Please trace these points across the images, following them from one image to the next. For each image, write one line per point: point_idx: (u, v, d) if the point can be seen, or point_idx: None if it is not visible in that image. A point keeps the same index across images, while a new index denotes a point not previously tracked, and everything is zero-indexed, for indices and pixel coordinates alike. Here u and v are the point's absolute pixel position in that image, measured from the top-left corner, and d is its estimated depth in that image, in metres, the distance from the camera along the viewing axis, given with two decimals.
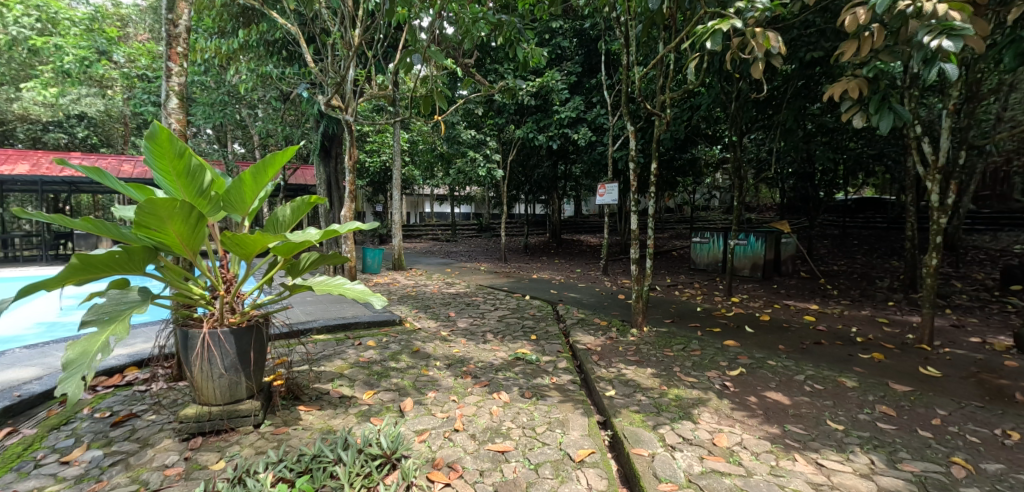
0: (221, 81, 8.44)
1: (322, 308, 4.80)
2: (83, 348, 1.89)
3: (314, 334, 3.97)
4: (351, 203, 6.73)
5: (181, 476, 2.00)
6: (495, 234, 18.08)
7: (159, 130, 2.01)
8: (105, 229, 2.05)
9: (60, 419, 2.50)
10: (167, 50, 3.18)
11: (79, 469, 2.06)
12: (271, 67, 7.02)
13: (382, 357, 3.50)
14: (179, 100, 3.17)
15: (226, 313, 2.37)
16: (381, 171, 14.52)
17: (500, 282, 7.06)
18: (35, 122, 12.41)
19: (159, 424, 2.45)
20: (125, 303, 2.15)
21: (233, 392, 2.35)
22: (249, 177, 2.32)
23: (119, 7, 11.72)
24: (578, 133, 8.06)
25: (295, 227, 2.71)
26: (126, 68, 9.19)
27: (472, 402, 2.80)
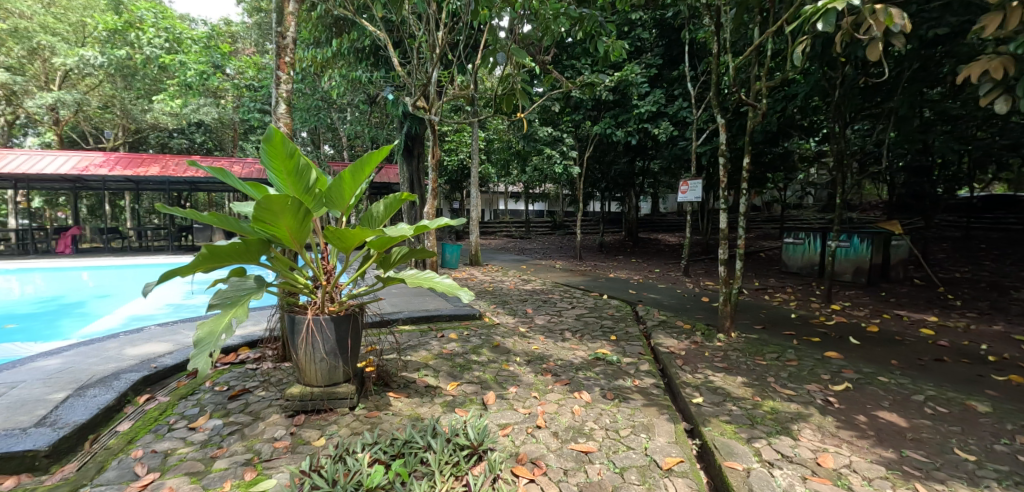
0: (315, 88, 9.10)
1: (407, 300, 5.02)
2: (210, 328, 2.11)
3: (400, 324, 4.17)
4: (434, 200, 6.95)
5: (288, 449, 2.18)
6: (568, 231, 17.94)
7: (274, 133, 2.20)
8: (227, 223, 2.27)
9: (187, 390, 2.83)
10: (276, 60, 3.47)
11: (203, 435, 2.32)
12: (360, 71, 7.42)
13: (464, 349, 3.59)
14: (286, 106, 3.45)
15: (326, 302, 2.54)
16: (458, 169, 14.93)
17: (576, 280, 6.98)
18: (165, 129, 14.19)
19: (268, 399, 2.70)
20: (243, 289, 2.37)
21: (332, 376, 2.52)
22: (349, 175, 2.47)
23: (230, 25, 13.02)
24: (658, 128, 7.73)
25: (387, 223, 2.85)
26: (236, 80, 10.41)
27: (553, 399, 2.78)
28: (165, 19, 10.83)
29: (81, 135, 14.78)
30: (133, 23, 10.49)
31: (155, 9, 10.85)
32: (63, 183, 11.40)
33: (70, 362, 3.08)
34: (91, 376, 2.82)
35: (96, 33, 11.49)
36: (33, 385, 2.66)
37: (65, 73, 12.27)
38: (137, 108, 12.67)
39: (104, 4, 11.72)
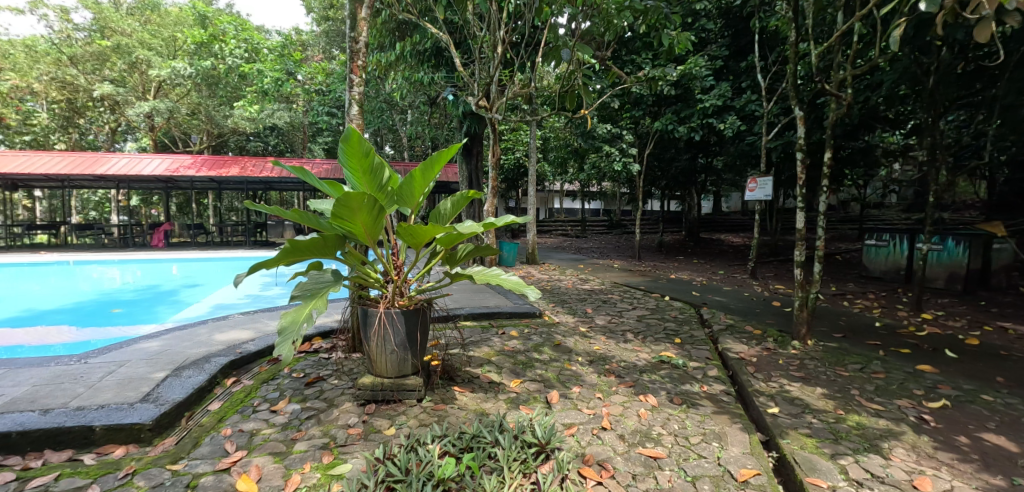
0: (379, 90, 9.44)
1: (468, 297, 5.12)
2: (293, 318, 2.24)
3: (463, 320, 4.26)
4: (493, 199, 7.03)
5: (361, 436, 2.28)
6: (625, 230, 17.57)
7: (352, 133, 2.30)
8: (308, 219, 2.41)
9: (268, 375, 3.03)
10: (350, 64, 3.62)
11: (284, 418, 2.47)
12: (422, 72, 7.60)
13: (526, 347, 3.60)
14: (358, 108, 3.61)
15: (396, 296, 2.63)
16: (514, 167, 15.00)
17: (635, 280, 6.82)
18: (243, 133, 15.29)
19: (341, 388, 2.83)
20: (321, 282, 2.50)
21: (401, 368, 2.61)
22: (419, 173, 2.55)
23: (301, 34, 13.80)
24: (724, 123, 7.37)
25: (453, 220, 2.92)
26: (307, 85, 10.98)
27: (618, 401, 2.73)
28: (244, 31, 11.64)
29: (172, 140, 16.22)
30: (217, 36, 11.36)
31: (235, 22, 11.72)
32: (158, 183, 12.56)
33: (168, 345, 3.38)
34: (186, 358, 3.08)
35: (185, 46, 12.55)
36: (139, 364, 2.93)
37: (160, 84, 13.50)
38: (219, 114, 13.72)
39: (192, 19, 12.78)
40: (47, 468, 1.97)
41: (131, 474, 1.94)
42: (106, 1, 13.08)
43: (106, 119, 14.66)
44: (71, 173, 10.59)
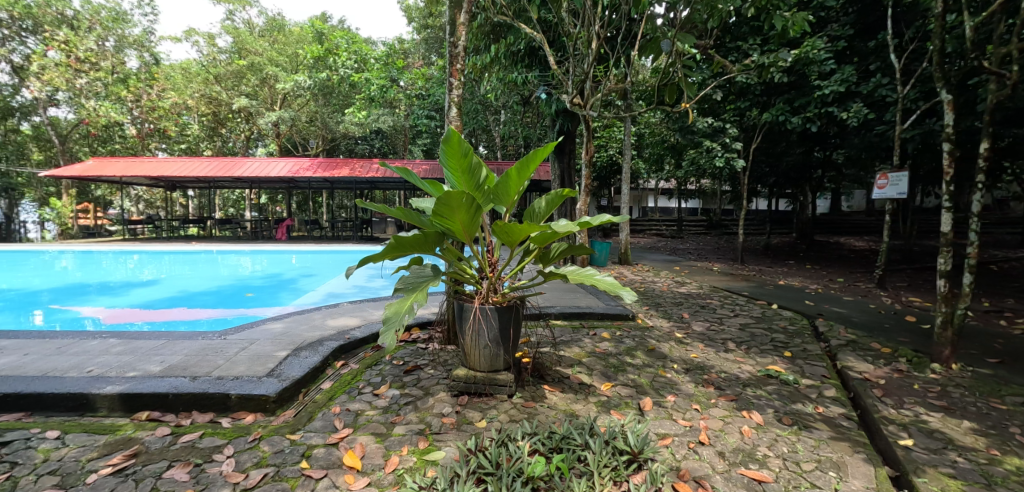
0: (474, 93, 9.73)
1: (559, 295, 5.10)
2: (396, 309, 2.39)
3: (553, 319, 4.27)
4: (585, 197, 6.94)
5: (454, 426, 2.37)
6: (726, 231, 16.40)
7: (452, 134, 2.40)
8: (410, 217, 2.54)
9: (372, 360, 3.27)
10: (449, 68, 3.75)
11: (385, 402, 2.64)
12: (516, 72, 7.65)
13: (618, 350, 3.50)
14: (457, 110, 3.73)
15: (490, 293, 2.69)
16: (607, 165, 14.66)
17: (738, 285, 6.33)
18: (353, 137, 16.65)
19: (436, 378, 2.96)
20: (422, 276, 2.63)
21: (493, 363, 2.66)
22: (515, 171, 2.58)
23: (404, 43, 14.69)
24: (847, 112, 6.56)
25: (547, 218, 2.92)
26: (409, 91, 11.64)
27: (718, 415, 2.55)
28: (354, 43, 12.62)
29: (294, 145, 18.14)
30: (332, 49, 12.47)
31: (347, 36, 12.82)
32: (282, 183, 14.12)
33: (289, 328, 3.77)
34: (304, 341, 3.41)
35: (305, 60, 13.91)
36: (265, 343, 3.30)
37: (284, 95, 15.14)
38: (333, 121, 15.07)
39: (311, 35, 14.16)
40: (195, 427, 2.30)
41: (258, 439, 2.19)
42: (244, 25, 15.00)
43: (242, 129, 16.80)
44: (215, 176, 12.27)
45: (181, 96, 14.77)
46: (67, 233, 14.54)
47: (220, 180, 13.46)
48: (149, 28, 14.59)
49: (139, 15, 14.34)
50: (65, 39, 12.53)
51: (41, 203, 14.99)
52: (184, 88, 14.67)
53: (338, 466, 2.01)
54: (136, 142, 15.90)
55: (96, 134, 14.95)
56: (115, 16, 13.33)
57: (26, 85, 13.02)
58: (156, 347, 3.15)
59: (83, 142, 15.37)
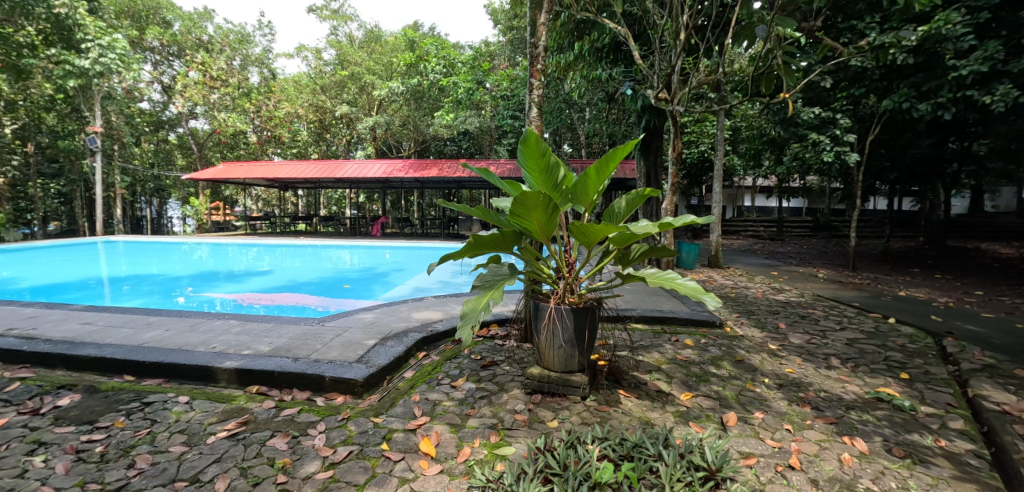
0: (558, 91, 9.68)
1: (641, 298, 4.94)
2: (474, 306, 2.45)
3: (633, 322, 4.15)
4: (671, 196, 6.64)
5: (526, 423, 2.39)
6: (836, 234, 14.76)
7: (530, 135, 2.42)
8: (489, 216, 2.59)
9: (451, 353, 3.40)
10: (530, 68, 3.78)
11: (461, 394, 2.73)
12: (600, 69, 7.45)
13: (701, 359, 3.31)
14: (537, 110, 3.76)
15: (566, 293, 2.67)
16: (698, 162, 13.88)
17: (846, 295, 5.67)
18: (441, 138, 17.39)
19: (512, 374, 3.01)
20: (499, 275, 2.67)
21: (568, 364, 2.65)
22: (593, 171, 2.54)
23: (490, 45, 15.01)
24: (993, 96, 5.58)
25: (627, 219, 2.85)
26: (494, 92, 11.88)
27: (813, 438, 2.31)
28: (442, 48, 13.12)
29: (389, 147, 19.35)
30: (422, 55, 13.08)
31: (437, 42, 12.99)
32: (377, 183, 15.16)
33: (378, 319, 4.04)
34: (390, 331, 3.63)
35: (399, 68, 14.75)
36: (356, 331, 3.57)
37: (380, 101, 16.21)
38: (424, 124, 15.83)
39: (404, 44, 14.98)
40: (294, 404, 2.55)
41: (346, 419, 2.38)
42: (347, 38, 16.26)
43: (344, 134, 18.27)
44: (321, 177, 13.48)
45: (293, 106, 16.43)
46: (203, 227, 16.86)
47: (325, 181, 14.77)
48: (267, 46, 16.44)
49: (260, 36, 16.20)
50: (202, 61, 14.60)
51: (184, 201, 17.51)
52: (296, 98, 16.35)
53: (414, 451, 2.13)
54: (257, 148, 17.98)
55: (226, 142, 17.12)
56: (240, 38, 15.31)
57: (174, 101, 15.27)
58: (266, 329, 3.54)
59: (216, 149, 17.68)
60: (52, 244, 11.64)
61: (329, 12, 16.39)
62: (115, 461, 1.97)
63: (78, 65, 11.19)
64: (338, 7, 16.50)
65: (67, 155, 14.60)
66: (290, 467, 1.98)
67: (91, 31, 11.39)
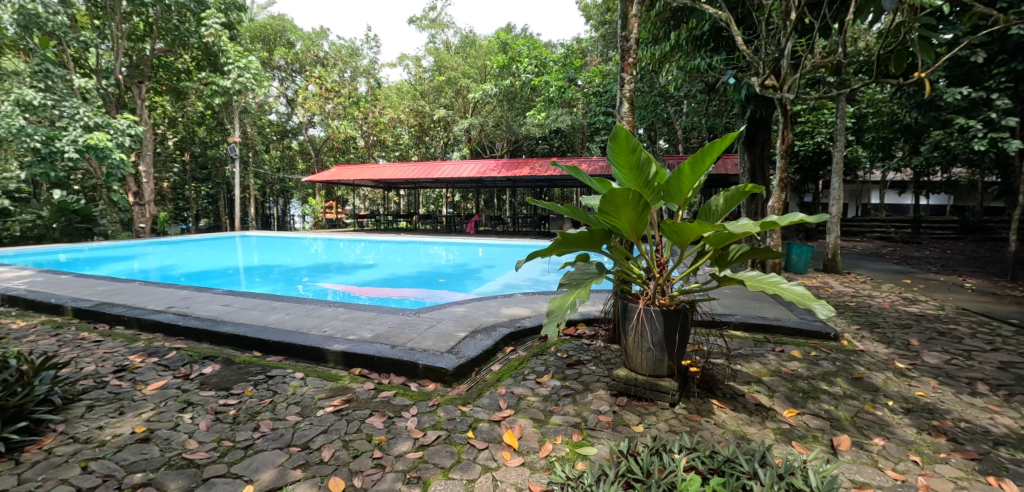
0: (653, 85, 9.28)
1: (741, 303, 4.59)
2: (560, 303, 2.43)
3: (731, 329, 3.87)
4: (779, 193, 6.08)
5: (610, 426, 2.34)
6: (993, 237, 12.47)
7: (620, 131, 2.36)
8: (578, 214, 2.56)
9: (538, 349, 3.40)
10: (621, 63, 3.68)
11: (546, 390, 2.73)
12: (698, 59, 6.99)
13: (811, 373, 3.00)
14: (629, 106, 3.66)
15: (657, 294, 2.56)
16: (813, 155, 12.51)
17: (1002, 309, 4.77)
18: (533, 137, 17.58)
19: (598, 374, 2.94)
20: (587, 274, 2.61)
21: (657, 368, 2.54)
22: (688, 166, 2.41)
23: (582, 42, 14.82)
24: None
25: (725, 218, 2.67)
26: (586, 89, 11.72)
27: (947, 475, 2.00)
28: (534, 48, 13.20)
29: (483, 147, 19.95)
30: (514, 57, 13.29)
31: (528, 43, 13.07)
32: (471, 183, 15.74)
33: (469, 313, 4.20)
34: (479, 324, 3.76)
35: (492, 70, 15.15)
36: (448, 323, 3.75)
37: (475, 104, 16.79)
38: (516, 124, 16.09)
39: (497, 47, 15.33)
40: (391, 387, 2.75)
41: (436, 405, 2.51)
42: (444, 45, 17.05)
43: (441, 136, 19.22)
44: (419, 178, 14.32)
45: (396, 112, 17.64)
46: (319, 224, 18.76)
47: (423, 182, 15.66)
48: (374, 58, 17.83)
49: (367, 49, 17.61)
50: (319, 75, 16.30)
51: (304, 201, 19.62)
52: (399, 104, 17.52)
53: (498, 442, 2.19)
54: (364, 151, 19.58)
55: (338, 147, 18.86)
56: (350, 52, 16.82)
57: (297, 112, 17.16)
58: (368, 318, 3.86)
59: (331, 154, 19.55)
60: (203, 238, 13.69)
61: (428, 22, 17.32)
62: (245, 423, 2.28)
63: (222, 84, 12.99)
64: (436, 16, 17.36)
65: (214, 162, 17.07)
66: (385, 444, 2.14)
67: (232, 55, 13.03)
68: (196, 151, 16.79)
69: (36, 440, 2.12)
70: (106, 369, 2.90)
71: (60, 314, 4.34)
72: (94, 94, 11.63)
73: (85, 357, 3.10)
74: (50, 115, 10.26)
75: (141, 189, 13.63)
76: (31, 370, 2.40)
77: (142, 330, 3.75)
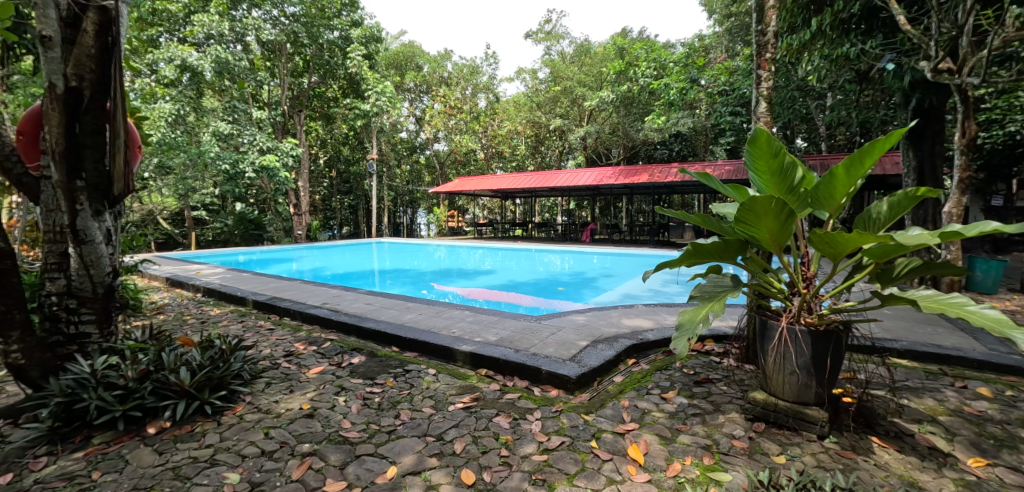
0: (790, 78, 8.36)
1: (906, 326, 3.91)
2: (691, 317, 2.30)
3: (894, 357, 3.33)
4: (958, 197, 5.08)
5: (746, 452, 2.16)
6: None
7: (761, 134, 2.19)
8: (710, 224, 2.40)
9: (663, 363, 3.24)
10: (757, 59, 3.39)
11: (672, 407, 2.59)
12: (847, 46, 5.93)
13: (1008, 417, 2.45)
14: (767, 104, 3.35)
15: (803, 312, 2.29)
16: (1006, 149, 10.27)
17: None
18: (651, 142, 17.01)
19: (731, 395, 2.71)
20: (721, 286, 2.44)
21: (802, 395, 2.28)
22: (843, 169, 2.14)
23: (705, 39, 13.92)
24: None
25: (889, 227, 2.33)
26: (710, 89, 10.96)
27: None
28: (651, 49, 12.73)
29: (598, 155, 19.73)
30: (630, 61, 12.98)
31: (646, 45, 12.63)
32: (587, 191, 15.63)
33: (589, 322, 4.17)
34: (601, 334, 3.71)
35: (608, 77, 14.97)
36: (569, 332, 3.77)
37: (591, 111, 16.73)
38: (633, 129, 15.60)
39: (613, 53, 15.06)
40: (514, 390, 2.84)
41: (559, 411, 2.54)
42: (560, 56, 17.23)
43: (556, 145, 19.43)
44: (536, 187, 14.63)
45: (513, 124, 18.28)
46: (442, 232, 20.16)
47: (539, 191, 15.98)
48: (493, 74, 18.73)
49: (487, 66, 18.60)
50: (444, 94, 17.61)
51: (430, 210, 21.24)
52: (516, 117, 18.11)
53: (623, 455, 2.14)
54: (483, 163, 20.65)
55: (460, 159, 20.13)
56: (471, 70, 17.91)
57: (424, 129, 18.69)
58: (492, 322, 4.04)
59: (453, 167, 20.90)
60: (346, 244, 15.53)
61: (543, 34, 17.73)
62: (388, 410, 2.54)
63: (363, 108, 14.63)
64: (551, 28, 17.69)
65: (356, 177, 19.30)
66: (511, 444, 2.22)
67: (371, 82, 14.55)
68: (342, 168, 19.14)
69: (232, 406, 2.60)
70: (279, 353, 3.44)
71: (243, 305, 5.26)
72: (266, 123, 13.87)
73: (262, 342, 3.70)
74: (236, 142, 12.48)
75: (299, 201, 15.92)
76: (227, 349, 2.93)
77: (303, 322, 4.37)
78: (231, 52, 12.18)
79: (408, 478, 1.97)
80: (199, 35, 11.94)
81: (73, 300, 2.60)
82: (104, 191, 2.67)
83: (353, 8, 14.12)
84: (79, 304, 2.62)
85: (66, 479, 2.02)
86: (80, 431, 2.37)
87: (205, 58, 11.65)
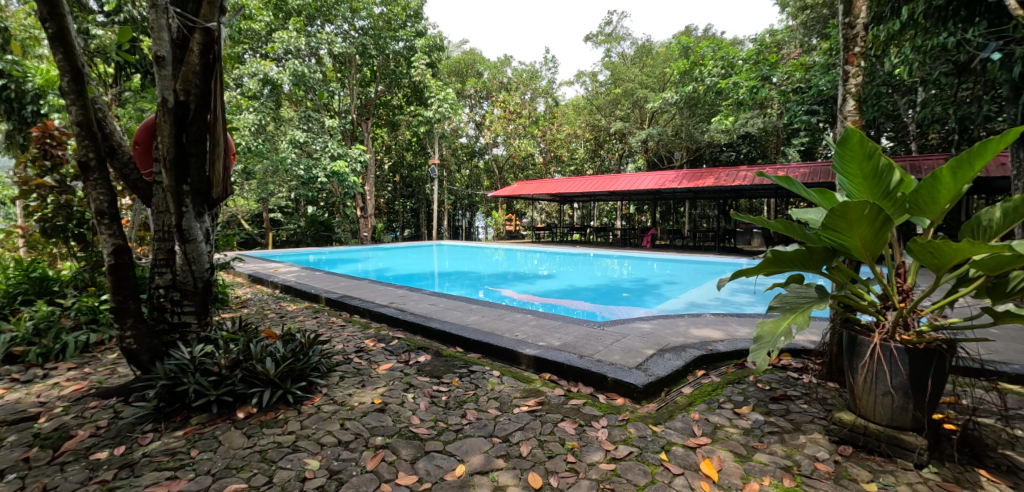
0: (875, 73, 7.70)
1: (1019, 348, 3.48)
2: (772, 329, 2.18)
3: (1004, 382, 2.97)
4: None
5: (830, 476, 2.02)
6: None
7: (851, 133, 2.03)
8: (793, 231, 2.24)
9: (735, 377, 3.09)
10: (843, 54, 3.17)
11: (746, 424, 2.46)
12: (942, 36, 5.29)
13: None
14: (855, 102, 3.12)
15: (897, 328, 2.10)
16: None
17: None
18: (717, 144, 16.31)
19: (812, 414, 2.53)
20: (804, 297, 2.28)
21: (897, 418, 2.09)
22: (946, 172, 1.95)
23: (777, 34, 13.13)
24: None
25: (1003, 235, 2.08)
26: (784, 86, 10.29)
27: None
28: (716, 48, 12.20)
29: (659, 158, 19.19)
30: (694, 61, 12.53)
31: (713, 43, 12.08)
32: (649, 195, 15.19)
33: (655, 331, 4.03)
34: (667, 343, 3.59)
35: (671, 77, 14.51)
36: (634, 339, 3.68)
37: (652, 113, 16.34)
38: (698, 131, 15.02)
39: (677, 53, 14.57)
40: (578, 396, 2.82)
41: (626, 420, 2.49)
42: (620, 58, 16.94)
43: (617, 148, 19.09)
44: (594, 190, 14.47)
45: (573, 128, 18.33)
46: (501, 235, 20.36)
47: (598, 195, 15.78)
48: (553, 78, 18.85)
49: (546, 70, 18.70)
50: (503, 99, 17.89)
51: (487, 214, 21.49)
52: (576, 120, 18.04)
53: (695, 469, 2.07)
54: (541, 166, 20.74)
55: (518, 163, 20.32)
56: (530, 75, 18.14)
57: (484, 135, 19.02)
58: (554, 327, 4.01)
59: (512, 171, 21.09)
60: (408, 246, 16.08)
61: (603, 37, 17.53)
62: (454, 409, 2.60)
63: (426, 115, 15.11)
64: (611, 30, 17.45)
65: (418, 181, 19.95)
66: (578, 450, 2.21)
67: (434, 89, 14.92)
68: (405, 173, 19.82)
69: (311, 397, 2.77)
70: (351, 348, 3.62)
71: (316, 302, 5.59)
72: (337, 130, 14.67)
73: (336, 338, 3.91)
74: (310, 149, 13.30)
75: (366, 204, 16.66)
76: (306, 342, 3.13)
77: (372, 320, 4.58)
78: (306, 65, 13.00)
79: (476, 477, 2.01)
80: (278, 51, 12.90)
81: (177, 292, 2.90)
82: (206, 195, 2.95)
83: (417, 19, 14.60)
84: (182, 296, 2.91)
85: (170, 454, 2.24)
86: (180, 412, 2.62)
87: (284, 72, 12.55)
